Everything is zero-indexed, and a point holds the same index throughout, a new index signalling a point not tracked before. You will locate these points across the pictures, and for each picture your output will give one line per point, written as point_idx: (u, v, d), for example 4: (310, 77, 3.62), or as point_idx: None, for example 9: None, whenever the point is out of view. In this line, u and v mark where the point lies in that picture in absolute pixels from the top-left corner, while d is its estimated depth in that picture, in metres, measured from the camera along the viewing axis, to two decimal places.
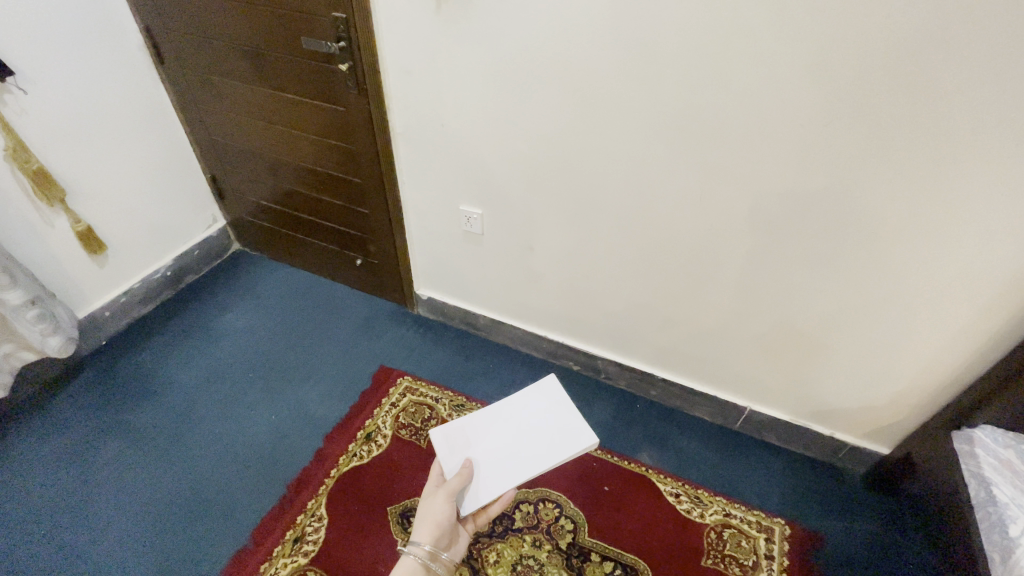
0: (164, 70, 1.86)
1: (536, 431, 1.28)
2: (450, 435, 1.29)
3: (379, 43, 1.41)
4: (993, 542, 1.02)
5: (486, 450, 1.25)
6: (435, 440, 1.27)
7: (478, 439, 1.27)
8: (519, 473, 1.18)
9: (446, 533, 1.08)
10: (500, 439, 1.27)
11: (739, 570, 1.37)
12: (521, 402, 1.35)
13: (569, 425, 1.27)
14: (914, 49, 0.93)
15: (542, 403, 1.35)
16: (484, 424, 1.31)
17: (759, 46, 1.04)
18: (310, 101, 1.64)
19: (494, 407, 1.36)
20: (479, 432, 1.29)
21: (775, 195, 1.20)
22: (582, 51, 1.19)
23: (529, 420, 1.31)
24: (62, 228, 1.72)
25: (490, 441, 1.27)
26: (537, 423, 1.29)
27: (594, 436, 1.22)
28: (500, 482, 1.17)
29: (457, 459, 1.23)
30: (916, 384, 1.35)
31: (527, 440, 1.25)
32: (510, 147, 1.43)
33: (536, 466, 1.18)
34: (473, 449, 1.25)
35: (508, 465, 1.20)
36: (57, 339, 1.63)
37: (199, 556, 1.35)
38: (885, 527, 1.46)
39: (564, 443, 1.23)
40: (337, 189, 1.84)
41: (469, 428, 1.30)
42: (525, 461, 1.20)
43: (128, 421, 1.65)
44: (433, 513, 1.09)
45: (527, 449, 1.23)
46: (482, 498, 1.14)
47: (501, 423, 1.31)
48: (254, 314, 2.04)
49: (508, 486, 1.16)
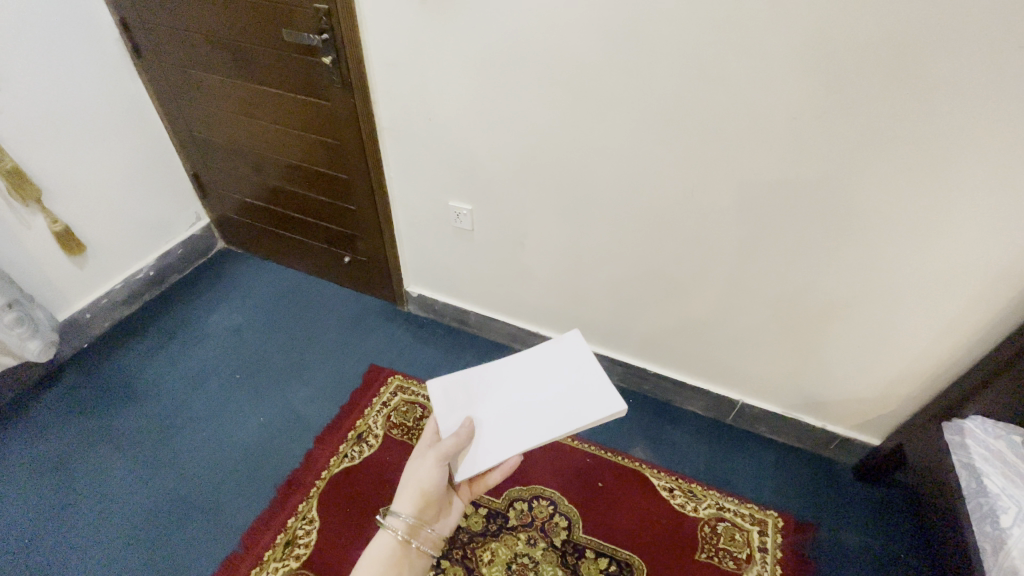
0: (142, 64, 1.80)
1: (548, 395, 1.21)
2: (453, 390, 1.22)
3: (364, 35, 1.37)
4: (985, 533, 1.03)
5: (489, 411, 1.18)
6: (434, 396, 1.20)
7: (482, 398, 1.21)
8: (522, 440, 1.11)
9: (431, 500, 1.02)
10: (507, 400, 1.21)
11: (732, 563, 1.37)
12: (535, 363, 1.29)
13: (585, 391, 1.20)
14: (908, 40, 0.92)
15: (557, 365, 1.27)
16: (490, 384, 1.24)
17: (752, 36, 1.01)
18: (293, 95, 1.59)
19: (501, 366, 1.29)
20: (486, 390, 1.23)
21: (768, 189, 1.19)
22: (571, 42, 1.16)
23: (540, 383, 1.24)
24: (39, 228, 1.66)
25: (495, 402, 1.21)
26: (548, 387, 1.22)
27: (611, 403, 1.15)
28: (500, 447, 1.11)
29: (457, 417, 1.16)
30: (906, 376, 1.36)
31: (535, 405, 1.19)
32: (499, 140, 1.40)
33: (541, 434, 1.11)
34: (476, 408, 1.18)
35: (515, 429, 1.14)
36: (36, 343, 1.58)
37: (187, 560, 1.33)
38: (876, 518, 1.47)
39: (577, 408, 1.16)
40: (324, 185, 1.80)
41: (473, 387, 1.23)
42: (530, 427, 1.14)
43: (112, 426, 1.62)
44: (419, 480, 1.02)
45: (538, 413, 1.16)
46: (482, 461, 1.07)
47: (508, 385, 1.24)
48: (241, 315, 2.00)
49: (513, 451, 1.10)
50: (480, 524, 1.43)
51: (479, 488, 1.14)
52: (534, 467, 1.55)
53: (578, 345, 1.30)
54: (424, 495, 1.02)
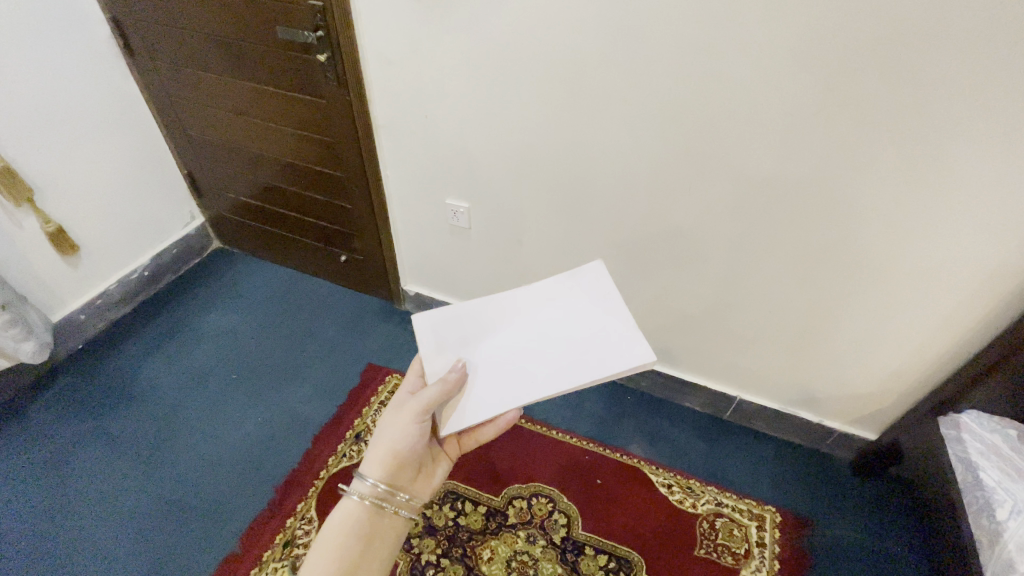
0: (134, 63, 1.79)
1: (560, 337, 1.02)
2: (447, 325, 1.05)
3: (359, 32, 1.36)
4: (981, 526, 1.04)
5: (486, 353, 1.01)
6: (421, 332, 1.03)
7: (478, 338, 1.03)
8: (524, 389, 0.94)
9: (407, 461, 0.93)
10: (511, 339, 1.03)
11: (731, 558, 1.38)
12: (549, 297, 1.10)
13: (604, 335, 1.00)
14: (904, 37, 0.92)
15: (575, 301, 1.08)
16: (490, 321, 1.06)
17: (749, 33, 1.01)
18: (288, 94, 1.58)
19: (505, 300, 1.10)
20: (487, 326, 1.05)
21: (765, 185, 1.19)
22: (568, 40, 1.16)
23: (551, 321, 1.05)
24: (31, 228, 1.65)
25: (497, 340, 1.03)
26: (562, 327, 1.04)
27: (637, 351, 0.95)
28: (497, 396, 0.94)
29: (447, 359, 0.99)
30: (902, 371, 1.36)
31: (544, 347, 1.01)
32: (496, 138, 1.40)
33: (547, 381, 0.94)
34: (471, 349, 1.01)
35: (515, 377, 0.97)
36: (30, 344, 1.57)
37: (186, 561, 1.32)
38: (873, 513, 1.48)
39: (593, 356, 0.97)
40: (320, 184, 1.79)
41: (469, 323, 1.05)
42: (534, 374, 0.96)
43: (108, 427, 1.60)
44: (392, 438, 0.93)
45: (545, 359, 0.98)
46: (472, 415, 0.92)
47: (511, 323, 1.05)
48: (237, 315, 1.99)
49: (511, 404, 0.93)
50: (479, 522, 1.43)
51: (468, 443, 1.04)
52: (533, 465, 1.55)
53: (601, 279, 1.11)
54: (398, 455, 0.93)
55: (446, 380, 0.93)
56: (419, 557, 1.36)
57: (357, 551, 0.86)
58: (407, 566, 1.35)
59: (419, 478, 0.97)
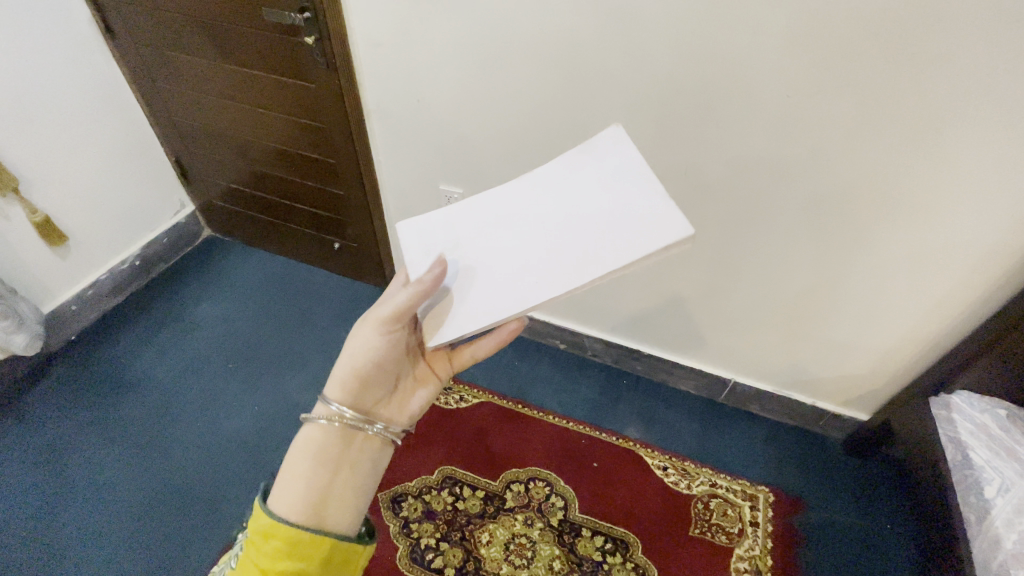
0: (116, 46, 1.73)
1: (571, 221, 0.83)
2: (437, 229, 0.91)
3: (347, 14, 1.32)
4: (969, 503, 1.06)
5: (481, 253, 0.85)
6: (405, 239, 0.89)
7: (473, 237, 0.87)
8: (529, 287, 0.78)
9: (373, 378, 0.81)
10: (512, 232, 0.86)
11: (725, 538, 1.40)
12: (559, 178, 0.90)
13: (627, 211, 0.80)
14: (906, 17, 0.90)
15: (589, 176, 0.88)
16: (487, 217, 0.89)
17: (748, 13, 0.99)
18: (276, 77, 1.55)
19: (503, 190, 0.92)
20: (482, 222, 0.89)
21: (762, 169, 1.18)
22: (563, 21, 1.13)
23: (560, 205, 0.86)
24: (18, 219, 1.62)
25: (494, 236, 0.86)
26: (573, 208, 0.85)
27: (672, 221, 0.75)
28: (495, 302, 0.79)
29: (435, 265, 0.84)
30: (894, 353, 1.38)
31: (550, 237, 0.83)
32: (490, 122, 1.38)
33: (556, 274, 0.77)
34: (464, 251, 0.86)
35: (518, 275, 0.80)
36: (22, 336, 1.56)
37: (188, 550, 1.34)
38: (864, 491, 1.51)
39: (613, 236, 0.77)
40: (311, 169, 1.76)
41: (463, 223, 0.90)
42: (539, 268, 0.80)
43: (105, 419, 1.60)
44: (354, 354, 0.80)
45: (553, 248, 0.81)
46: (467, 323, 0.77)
47: (511, 215, 0.88)
48: (230, 304, 1.97)
49: (512, 306, 0.77)
50: (477, 506, 1.44)
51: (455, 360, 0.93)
52: (530, 449, 1.56)
53: (619, 150, 0.89)
54: (362, 374, 0.81)
55: (421, 283, 0.78)
56: (418, 541, 1.38)
57: (323, 480, 0.70)
58: (407, 550, 1.36)
59: (393, 399, 0.85)
